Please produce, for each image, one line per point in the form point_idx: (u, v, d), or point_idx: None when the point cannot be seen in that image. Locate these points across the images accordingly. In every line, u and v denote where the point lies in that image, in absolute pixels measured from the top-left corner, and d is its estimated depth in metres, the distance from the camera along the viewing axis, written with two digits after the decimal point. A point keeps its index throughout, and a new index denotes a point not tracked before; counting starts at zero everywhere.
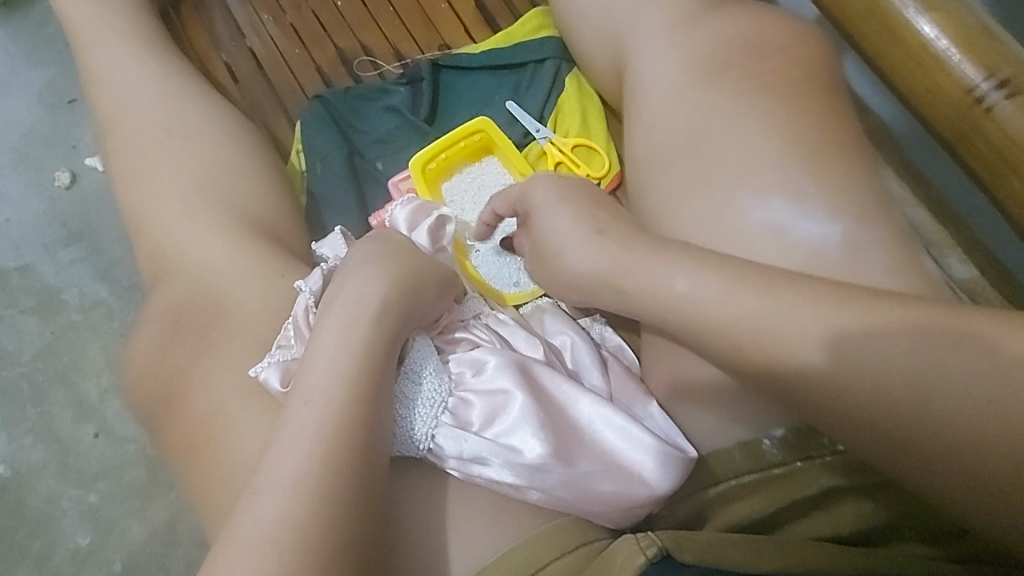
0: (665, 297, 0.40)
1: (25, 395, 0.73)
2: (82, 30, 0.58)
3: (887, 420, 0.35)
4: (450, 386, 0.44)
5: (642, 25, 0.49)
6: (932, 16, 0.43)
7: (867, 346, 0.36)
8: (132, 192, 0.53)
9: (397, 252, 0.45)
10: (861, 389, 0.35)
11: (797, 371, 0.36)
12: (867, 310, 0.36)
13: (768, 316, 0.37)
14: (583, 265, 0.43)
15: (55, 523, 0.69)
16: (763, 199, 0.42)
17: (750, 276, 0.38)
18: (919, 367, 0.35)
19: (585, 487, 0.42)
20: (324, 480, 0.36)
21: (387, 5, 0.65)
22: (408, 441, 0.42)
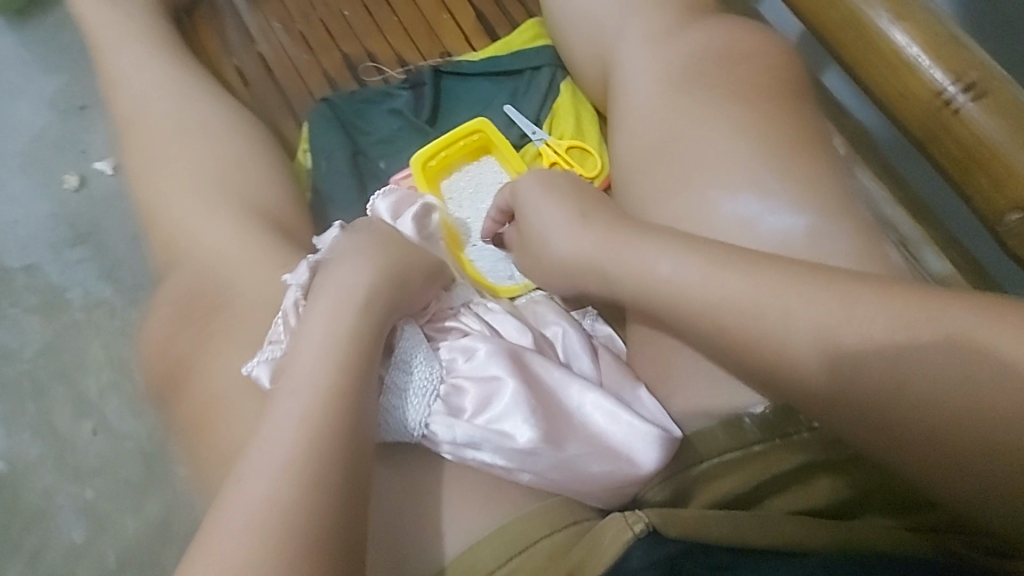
0: (648, 278, 0.43)
1: (25, 391, 0.70)
2: (100, 32, 0.61)
3: (861, 401, 0.37)
4: (441, 373, 0.46)
5: (626, 31, 0.52)
6: (902, 24, 0.46)
7: (839, 330, 0.37)
8: (147, 184, 0.55)
9: (385, 244, 0.47)
10: (830, 370, 0.37)
11: (772, 352, 0.39)
12: (840, 296, 0.38)
13: (745, 301, 0.39)
14: (566, 248, 0.47)
15: (49, 520, 0.65)
16: (746, 193, 0.44)
17: (729, 263, 0.41)
18: (892, 348, 0.36)
19: (576, 469, 0.44)
20: (317, 453, 0.37)
21: (391, 15, 0.68)
22: (402, 428, 0.44)
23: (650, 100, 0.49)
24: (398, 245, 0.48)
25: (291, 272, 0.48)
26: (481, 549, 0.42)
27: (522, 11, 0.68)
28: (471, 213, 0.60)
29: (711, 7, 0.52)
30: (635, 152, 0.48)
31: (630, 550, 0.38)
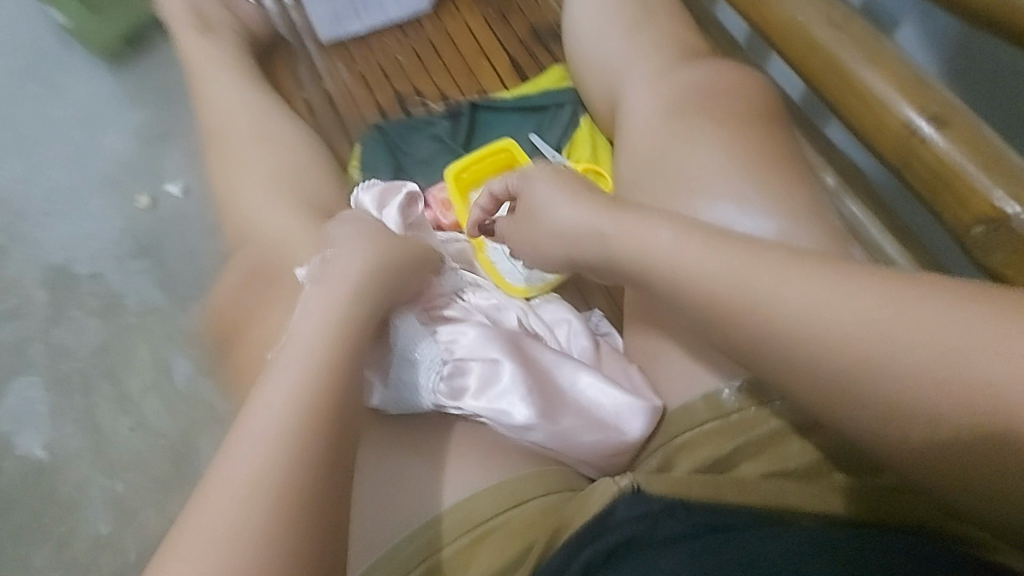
0: (648, 243, 0.47)
1: (76, 388, 0.85)
2: (197, 59, 0.73)
3: (827, 376, 0.38)
4: (444, 355, 0.51)
5: (636, 70, 0.61)
6: (875, 68, 0.52)
7: (814, 308, 0.39)
8: (225, 183, 0.65)
9: (381, 242, 0.52)
10: (801, 343, 0.39)
11: (751, 322, 0.41)
12: (814, 277, 0.40)
13: (728, 276, 0.43)
14: (565, 217, 0.52)
15: (78, 512, 0.79)
16: (735, 199, 0.50)
17: (726, 243, 0.44)
18: (861, 327, 0.37)
19: (570, 437, 0.50)
20: (302, 422, 0.40)
21: (438, 59, 0.79)
22: (415, 400, 0.49)
23: (654, 119, 0.56)
24: (394, 240, 0.53)
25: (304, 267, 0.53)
26: (479, 499, 0.47)
27: (549, 56, 0.79)
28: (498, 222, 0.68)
29: (708, 54, 0.61)
30: (637, 165, 0.56)
31: (616, 501, 0.44)
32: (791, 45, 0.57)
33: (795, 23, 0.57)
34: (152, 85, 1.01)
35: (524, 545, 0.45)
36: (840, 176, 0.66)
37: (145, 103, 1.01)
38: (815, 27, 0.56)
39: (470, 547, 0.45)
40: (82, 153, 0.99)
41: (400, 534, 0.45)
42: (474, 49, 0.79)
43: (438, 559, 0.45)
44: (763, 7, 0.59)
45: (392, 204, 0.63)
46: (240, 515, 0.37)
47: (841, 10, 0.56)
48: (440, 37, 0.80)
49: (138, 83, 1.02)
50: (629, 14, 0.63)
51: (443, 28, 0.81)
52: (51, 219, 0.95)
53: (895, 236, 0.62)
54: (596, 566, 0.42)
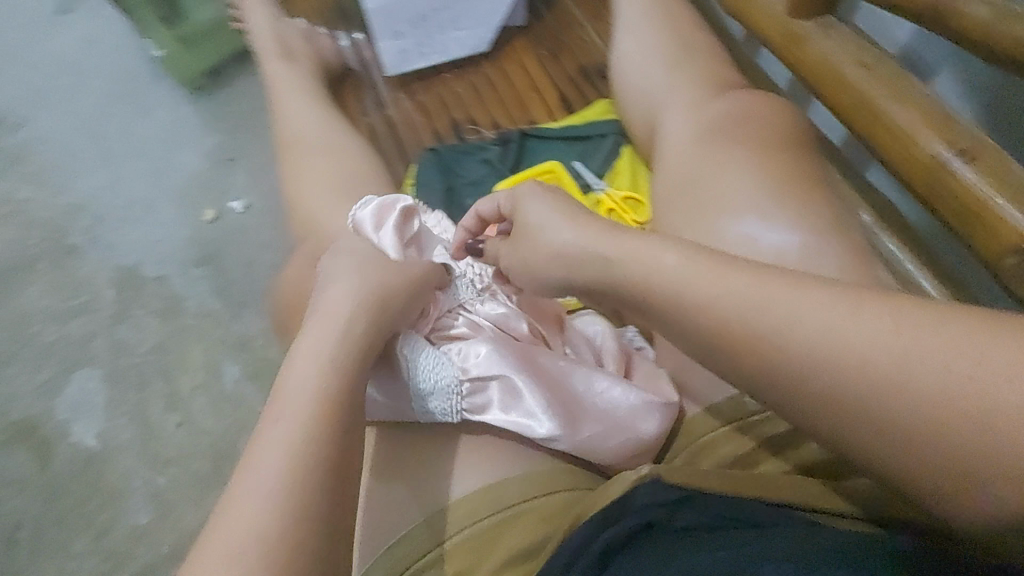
0: (654, 268, 0.41)
1: (133, 382, 1.08)
2: (278, 82, 0.81)
3: (849, 415, 0.32)
4: (458, 374, 0.54)
5: (675, 100, 0.66)
6: (901, 105, 0.56)
7: (832, 336, 0.33)
8: (295, 187, 0.72)
9: (379, 268, 0.53)
10: (815, 372, 0.33)
11: (759, 351, 0.35)
12: (833, 301, 0.34)
13: (742, 296, 0.37)
14: (562, 238, 0.48)
15: (125, 497, 1.00)
16: (760, 228, 0.53)
17: (735, 267, 0.38)
18: (885, 359, 0.31)
19: (593, 440, 0.55)
20: (309, 438, 0.41)
21: (492, 92, 0.86)
22: (438, 414, 0.53)
23: (689, 142, 0.61)
24: (397, 272, 0.54)
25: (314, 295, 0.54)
26: (511, 482, 0.53)
27: (596, 91, 0.85)
28: None
29: (743, 85, 0.66)
30: (670, 185, 0.61)
31: (634, 488, 0.47)
32: (824, 83, 0.62)
33: (827, 62, 0.61)
34: (249, 127, 1.29)
35: (549, 530, 0.51)
36: (874, 208, 0.69)
37: (230, 132, 1.29)
38: (846, 67, 0.60)
39: (501, 524, 0.51)
40: (159, 177, 1.26)
41: (440, 506, 0.52)
42: (526, 84, 0.86)
43: (472, 531, 0.51)
44: (797, 47, 0.64)
45: (389, 224, 0.63)
46: (250, 528, 0.37)
47: (870, 54, 0.60)
48: (495, 72, 0.87)
49: (236, 122, 1.30)
50: (671, 51, 0.69)
51: (499, 64, 0.88)
52: (126, 226, 1.22)
53: (931, 270, 0.64)
54: (615, 547, 0.44)
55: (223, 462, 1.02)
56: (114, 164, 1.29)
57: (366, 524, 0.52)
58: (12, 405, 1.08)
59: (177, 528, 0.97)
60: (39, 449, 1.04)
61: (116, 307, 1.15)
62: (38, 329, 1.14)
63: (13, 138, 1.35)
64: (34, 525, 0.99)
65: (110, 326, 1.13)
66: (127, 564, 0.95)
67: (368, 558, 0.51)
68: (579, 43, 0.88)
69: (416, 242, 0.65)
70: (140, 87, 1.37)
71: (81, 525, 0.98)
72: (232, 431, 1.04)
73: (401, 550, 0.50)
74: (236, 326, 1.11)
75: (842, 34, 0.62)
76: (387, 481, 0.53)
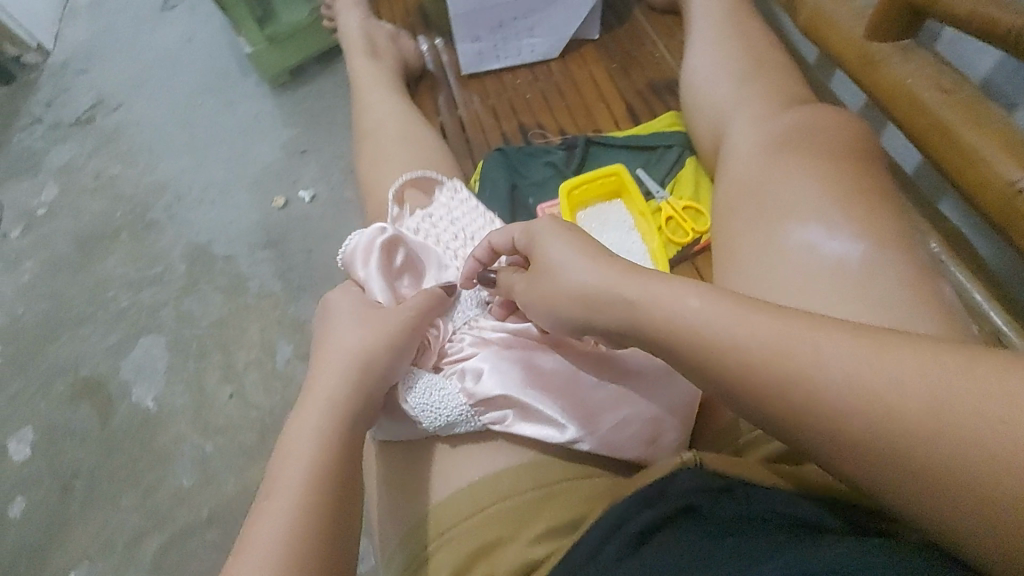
0: (676, 313, 0.41)
1: (193, 352, 1.14)
2: (361, 77, 0.87)
3: (880, 456, 0.32)
4: (462, 397, 0.57)
5: (741, 115, 0.68)
6: (978, 130, 0.56)
7: (859, 376, 0.33)
8: (370, 174, 0.77)
9: (382, 318, 0.58)
10: (847, 416, 0.33)
11: (786, 392, 0.35)
12: (855, 341, 0.35)
13: (765, 335, 0.37)
14: (578, 279, 0.47)
15: (174, 458, 1.04)
16: (821, 283, 0.54)
17: (756, 308, 0.39)
18: (911, 398, 0.32)
19: (619, 429, 0.55)
20: (308, 490, 0.47)
21: (561, 100, 0.90)
22: (458, 427, 0.57)
23: (756, 154, 0.64)
24: (398, 318, 0.58)
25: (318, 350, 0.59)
26: (553, 463, 0.56)
27: (663, 104, 0.87)
28: (604, 236, 0.78)
29: (810, 101, 0.67)
30: (731, 194, 0.64)
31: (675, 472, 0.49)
32: (900, 106, 0.62)
33: (903, 84, 0.62)
34: (325, 123, 1.36)
35: (584, 511, 0.53)
36: (943, 237, 0.69)
37: (307, 127, 1.37)
38: (924, 91, 0.60)
39: (539, 500, 0.53)
40: (234, 165, 1.35)
41: (486, 475, 0.55)
42: (594, 94, 0.90)
43: (511, 504, 0.53)
44: (872, 70, 0.65)
45: (373, 263, 0.63)
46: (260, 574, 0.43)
47: (950, 77, 0.60)
48: (565, 82, 0.91)
49: (314, 118, 1.38)
50: (742, 67, 0.72)
51: (570, 75, 0.91)
52: (202, 206, 1.31)
53: (1002, 304, 0.63)
54: (656, 525, 0.46)
55: (268, 437, 1.05)
56: (196, 150, 1.38)
57: (421, 481, 0.57)
58: (82, 362, 1.16)
59: (218, 494, 1.01)
60: (102, 406, 1.11)
61: (185, 280, 1.22)
62: (113, 295, 1.22)
63: (109, 120, 1.47)
64: (90, 475, 1.05)
65: (178, 297, 1.20)
66: (169, 523, 0.99)
67: (416, 509, 0.55)
68: (650, 59, 0.91)
69: (405, 269, 0.66)
70: (226, 83, 1.47)
71: (132, 481, 1.03)
72: (279, 408, 1.07)
73: (446, 508, 0.54)
74: (292, 309, 1.16)
75: (921, 57, 0.63)
76: (437, 448, 0.58)
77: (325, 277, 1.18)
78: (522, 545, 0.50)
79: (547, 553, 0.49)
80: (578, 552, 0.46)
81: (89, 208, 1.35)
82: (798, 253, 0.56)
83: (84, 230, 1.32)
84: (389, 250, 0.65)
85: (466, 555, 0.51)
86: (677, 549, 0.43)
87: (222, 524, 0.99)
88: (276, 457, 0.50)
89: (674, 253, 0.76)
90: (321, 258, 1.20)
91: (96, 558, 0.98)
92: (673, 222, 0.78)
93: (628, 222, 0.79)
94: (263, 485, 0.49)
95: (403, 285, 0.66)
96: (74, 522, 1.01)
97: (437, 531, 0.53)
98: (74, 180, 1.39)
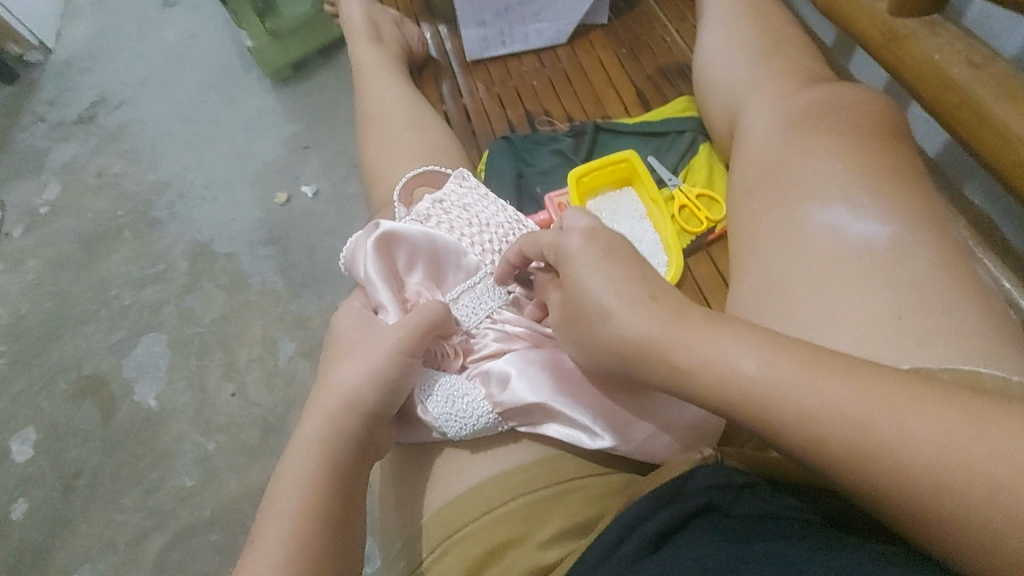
0: (729, 376, 0.39)
1: (195, 350, 1.12)
2: (363, 64, 0.84)
3: (987, 542, 0.31)
4: (489, 403, 0.54)
5: (753, 95, 0.66)
6: (1014, 105, 0.52)
7: (955, 450, 0.32)
8: (373, 164, 0.75)
9: (379, 334, 0.54)
10: (943, 494, 0.32)
11: (874, 467, 0.34)
12: (942, 410, 0.34)
13: (843, 403, 0.35)
14: (629, 330, 0.43)
15: (175, 458, 1.02)
16: (874, 287, 0.49)
17: (824, 369, 0.37)
18: (1017, 478, 0.31)
19: (641, 439, 0.51)
20: (300, 533, 0.45)
21: (567, 87, 0.87)
22: (486, 428, 0.54)
23: (773, 133, 0.61)
24: (398, 334, 0.53)
25: (322, 369, 0.55)
26: (567, 460, 0.53)
27: (674, 90, 0.85)
28: (619, 226, 0.76)
29: (829, 79, 0.65)
30: (749, 176, 0.61)
31: (695, 469, 0.46)
32: (927, 84, 0.59)
33: (931, 60, 0.58)
34: (330, 117, 1.35)
35: (596, 512, 0.50)
36: (968, 224, 0.66)
37: (310, 121, 1.35)
38: (954, 66, 0.56)
39: (550, 499, 0.50)
40: (237, 161, 1.33)
41: (495, 474, 0.52)
42: (603, 80, 0.87)
43: (521, 503, 0.50)
44: (897, 46, 0.62)
45: (372, 256, 0.60)
46: None
47: (981, 52, 0.56)
48: (572, 68, 0.88)
49: (318, 112, 1.36)
50: (758, 45, 0.69)
51: (578, 62, 0.89)
52: (204, 203, 1.29)
53: None
54: (672, 528, 0.43)
55: (270, 436, 1.03)
56: (198, 147, 1.36)
57: (432, 481, 0.54)
58: (84, 360, 1.14)
59: (219, 494, 0.99)
60: (104, 405, 1.09)
61: (187, 278, 1.20)
62: (115, 293, 1.21)
63: (112, 118, 1.45)
64: (92, 474, 1.03)
65: (179, 295, 1.19)
66: (171, 522, 0.97)
67: (426, 509, 0.53)
68: (661, 44, 0.88)
69: (411, 263, 0.63)
70: (228, 80, 1.45)
71: (132, 481, 1.01)
72: (282, 406, 1.05)
73: (454, 507, 0.51)
74: (294, 306, 1.14)
75: (951, 31, 0.59)
76: (449, 448, 0.55)
77: (328, 273, 1.16)
78: (533, 549, 0.47)
79: (560, 558, 0.46)
80: (590, 553, 0.43)
81: (91, 206, 1.33)
82: (821, 235, 0.53)
83: (87, 228, 1.30)
84: (389, 247, 0.61)
85: (473, 560, 0.48)
86: (697, 549, 0.40)
87: (224, 524, 0.96)
88: (271, 491, 0.48)
89: (687, 242, 0.73)
90: (324, 254, 1.18)
91: (98, 559, 0.96)
92: (686, 210, 0.75)
93: (640, 211, 0.77)
94: (251, 528, 0.47)
95: (414, 279, 0.63)
96: (75, 522, 0.99)
97: (444, 535, 0.50)
98: (76, 178, 1.38)
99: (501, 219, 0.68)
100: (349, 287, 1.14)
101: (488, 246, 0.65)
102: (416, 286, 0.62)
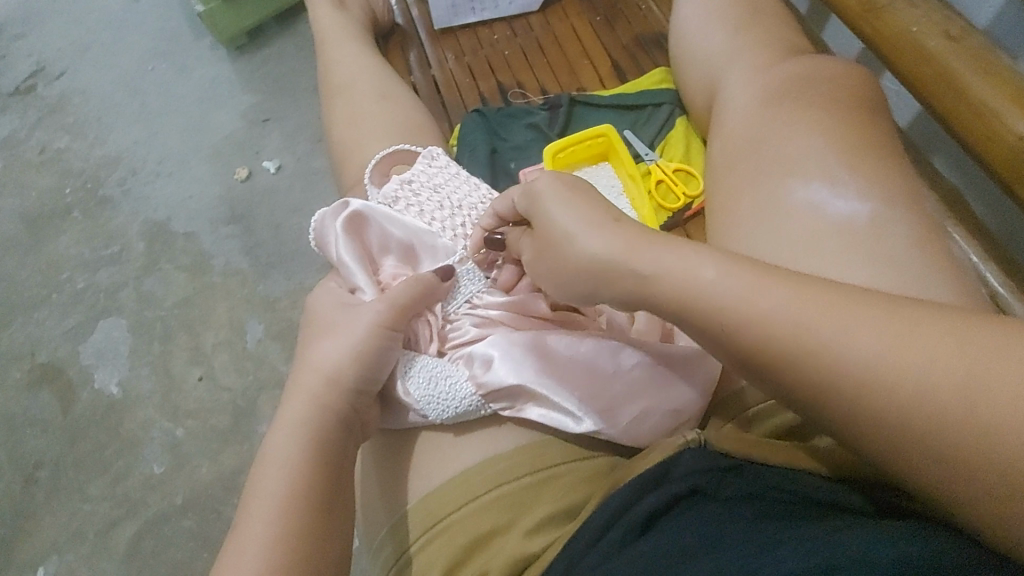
0: (692, 285, 0.39)
1: (157, 334, 1.08)
2: (326, 31, 0.80)
3: (906, 443, 0.32)
4: (470, 388, 0.53)
5: (732, 66, 0.65)
6: (985, 80, 0.52)
7: (886, 350, 0.33)
8: (340, 138, 0.71)
9: (360, 314, 0.52)
10: (872, 399, 0.33)
11: (808, 367, 0.34)
12: (882, 316, 0.34)
13: (790, 309, 0.35)
14: (595, 247, 0.43)
15: (142, 445, 0.99)
16: (851, 266, 0.49)
17: (778, 278, 0.37)
18: (939, 379, 0.31)
19: (625, 417, 0.51)
20: (286, 522, 0.43)
21: (541, 56, 0.85)
22: (470, 411, 0.53)
23: (752, 107, 0.60)
24: (378, 316, 0.51)
25: (301, 351, 0.53)
26: (551, 444, 0.52)
27: (649, 61, 0.83)
28: None
29: (805, 52, 0.64)
30: (729, 149, 0.60)
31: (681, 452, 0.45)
32: (901, 55, 0.58)
33: (907, 32, 0.57)
34: (291, 88, 1.29)
35: (583, 496, 0.50)
36: (946, 197, 0.66)
37: (270, 92, 1.29)
38: (929, 39, 0.56)
39: (536, 486, 0.50)
40: (193, 133, 1.26)
41: (480, 461, 0.52)
42: (577, 50, 0.85)
43: (506, 491, 0.50)
44: (873, 17, 0.60)
45: (342, 238, 0.59)
46: None
47: (957, 24, 0.56)
48: (545, 38, 0.86)
49: (279, 82, 1.30)
50: (736, 14, 0.67)
51: (550, 31, 0.86)
52: (159, 179, 1.22)
53: (1000, 266, 0.61)
54: (660, 512, 0.43)
55: (242, 420, 1.00)
56: (149, 119, 1.29)
57: (415, 469, 0.53)
58: (39, 346, 1.09)
59: (191, 481, 0.96)
60: (62, 393, 1.05)
61: (145, 259, 1.15)
62: (67, 276, 1.15)
63: (52, 89, 1.35)
64: (54, 465, 0.99)
65: (138, 277, 1.13)
66: (141, 510, 0.95)
67: (409, 499, 0.52)
68: (636, 13, 0.86)
69: (384, 246, 0.61)
70: (180, 47, 1.37)
71: (98, 469, 0.98)
72: (252, 390, 1.02)
73: (439, 497, 0.51)
74: (262, 287, 1.10)
75: (928, 2, 0.58)
76: (430, 432, 0.54)
77: (296, 253, 1.12)
78: (519, 538, 0.47)
79: (547, 546, 0.47)
80: (578, 542, 0.43)
81: (35, 183, 1.25)
82: (802, 212, 0.53)
83: (31, 207, 1.22)
84: (359, 229, 0.60)
85: (461, 549, 0.48)
86: (682, 532, 0.41)
87: (198, 511, 0.94)
88: (252, 478, 0.46)
89: (664, 218, 0.72)
90: (291, 232, 1.14)
91: (65, 551, 0.93)
92: (664, 185, 0.74)
93: (617, 186, 0.76)
94: (234, 516, 0.45)
95: (388, 262, 0.61)
96: (37, 516, 0.96)
97: (428, 525, 0.50)
98: (17, 153, 1.29)
99: (475, 199, 0.65)
100: (318, 267, 1.11)
101: (461, 230, 0.63)
102: (390, 269, 0.61)
